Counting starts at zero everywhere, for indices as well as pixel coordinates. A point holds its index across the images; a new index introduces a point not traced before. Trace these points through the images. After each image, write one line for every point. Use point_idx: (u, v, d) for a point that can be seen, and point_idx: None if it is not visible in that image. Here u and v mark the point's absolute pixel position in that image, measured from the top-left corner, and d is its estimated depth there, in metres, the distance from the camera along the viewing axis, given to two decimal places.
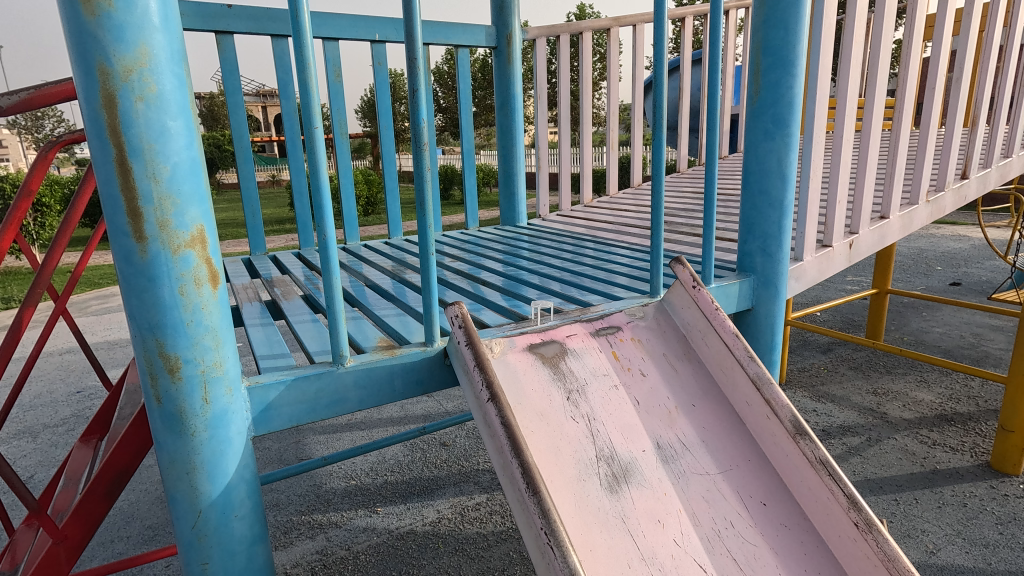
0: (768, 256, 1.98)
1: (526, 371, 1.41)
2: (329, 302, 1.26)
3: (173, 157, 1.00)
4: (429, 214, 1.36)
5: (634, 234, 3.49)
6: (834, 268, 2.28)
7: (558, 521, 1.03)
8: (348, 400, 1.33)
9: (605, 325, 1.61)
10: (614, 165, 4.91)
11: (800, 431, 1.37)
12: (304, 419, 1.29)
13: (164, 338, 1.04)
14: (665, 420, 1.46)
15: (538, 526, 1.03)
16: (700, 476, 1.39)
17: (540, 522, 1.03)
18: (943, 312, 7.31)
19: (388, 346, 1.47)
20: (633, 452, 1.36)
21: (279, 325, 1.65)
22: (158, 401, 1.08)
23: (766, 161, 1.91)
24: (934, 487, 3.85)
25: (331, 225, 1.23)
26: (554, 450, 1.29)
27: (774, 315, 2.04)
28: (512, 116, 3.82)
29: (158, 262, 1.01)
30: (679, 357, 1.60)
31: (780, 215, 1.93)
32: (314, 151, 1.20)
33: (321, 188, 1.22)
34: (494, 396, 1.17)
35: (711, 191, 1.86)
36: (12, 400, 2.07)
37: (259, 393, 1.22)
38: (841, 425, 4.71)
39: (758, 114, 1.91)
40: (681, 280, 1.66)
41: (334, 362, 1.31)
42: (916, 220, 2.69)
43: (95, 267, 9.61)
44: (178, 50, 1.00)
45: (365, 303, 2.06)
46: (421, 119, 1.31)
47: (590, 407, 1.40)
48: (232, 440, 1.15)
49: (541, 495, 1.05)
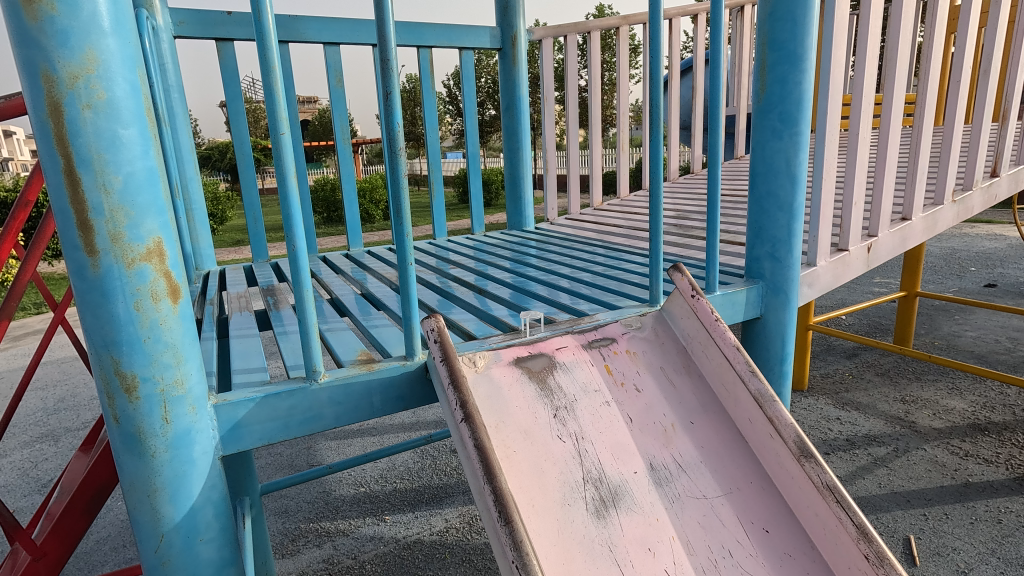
0: (777, 261, 1.87)
1: (512, 387, 1.34)
2: (301, 315, 1.21)
3: (126, 167, 0.96)
4: (406, 221, 1.29)
5: (644, 237, 3.39)
6: (851, 274, 2.15)
7: (530, 553, 0.95)
8: (323, 417, 1.27)
9: (599, 337, 1.52)
10: (626, 168, 4.81)
11: (805, 453, 1.26)
12: (276, 436, 1.23)
13: (119, 355, 1.00)
14: (661, 438, 1.37)
15: (510, 559, 0.95)
16: (697, 500, 1.29)
17: (511, 555, 0.95)
18: (976, 315, 7.01)
19: (368, 358, 1.41)
20: (624, 474, 1.28)
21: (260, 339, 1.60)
22: (116, 421, 1.03)
23: (774, 162, 1.81)
24: (965, 502, 3.65)
25: (301, 234, 1.18)
26: (537, 473, 1.22)
27: (784, 324, 1.93)
28: (518, 118, 3.75)
29: (112, 276, 0.97)
30: (677, 370, 1.51)
31: (790, 218, 1.82)
32: (280, 158, 1.15)
33: (288, 196, 1.17)
34: (469, 417, 1.10)
35: (714, 194, 1.77)
36: (15, 402, 2.04)
37: (226, 410, 1.17)
38: (867, 435, 4.52)
39: (765, 113, 1.81)
40: (680, 288, 1.57)
41: (308, 378, 1.26)
42: (942, 223, 2.53)
43: None
44: (132, 55, 0.96)
45: (357, 313, 2.01)
46: (395, 124, 1.25)
47: (578, 426, 1.32)
48: (196, 460, 1.10)
49: (513, 525, 0.97)
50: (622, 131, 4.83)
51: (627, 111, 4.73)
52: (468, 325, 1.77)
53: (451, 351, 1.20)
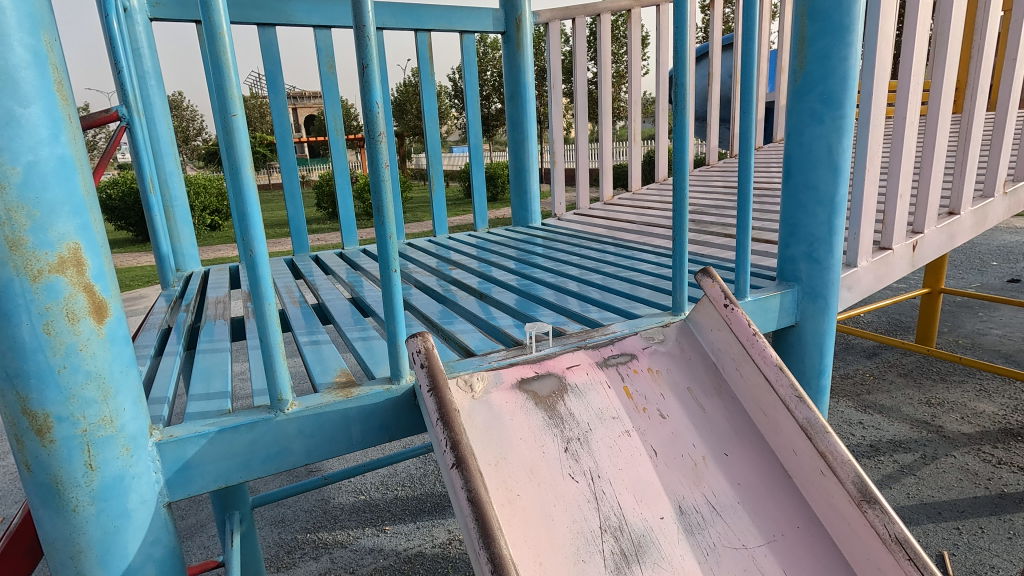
0: (815, 262, 1.66)
1: (514, 416, 1.14)
2: (262, 333, 1.01)
3: (26, 155, 0.76)
4: (389, 220, 1.08)
5: (658, 234, 3.17)
6: (894, 276, 1.93)
7: None
8: (292, 452, 1.07)
9: (616, 353, 1.32)
10: (638, 160, 4.58)
11: (867, 496, 1.05)
12: (235, 477, 1.04)
13: (27, 391, 0.81)
14: (691, 475, 1.16)
15: None
16: (735, 552, 1.08)
17: None
18: (1001, 313, 6.73)
19: (348, 379, 1.21)
20: (648, 520, 1.07)
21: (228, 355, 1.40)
22: (27, 469, 0.84)
23: (814, 149, 1.59)
24: (1002, 514, 3.42)
25: (259, 238, 0.98)
26: (544, 523, 1.01)
27: (822, 333, 1.71)
28: (523, 107, 3.53)
29: (12, 292, 0.78)
30: (706, 391, 1.30)
31: (830, 214, 1.61)
32: (231, 145, 0.94)
33: (244, 192, 0.96)
34: (461, 462, 0.89)
35: (745, 186, 1.55)
36: None
37: (172, 449, 0.98)
38: (891, 440, 4.29)
39: (803, 94, 1.59)
40: (709, 296, 1.36)
41: (273, 408, 1.06)
42: (992, 218, 2.30)
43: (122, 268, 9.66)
44: (34, 12, 0.76)
45: (343, 323, 1.80)
46: (373, 104, 1.04)
47: (594, 461, 1.12)
48: (131, 512, 0.91)
49: None
50: (634, 121, 4.60)
51: (639, 100, 4.50)
52: (466, 336, 1.56)
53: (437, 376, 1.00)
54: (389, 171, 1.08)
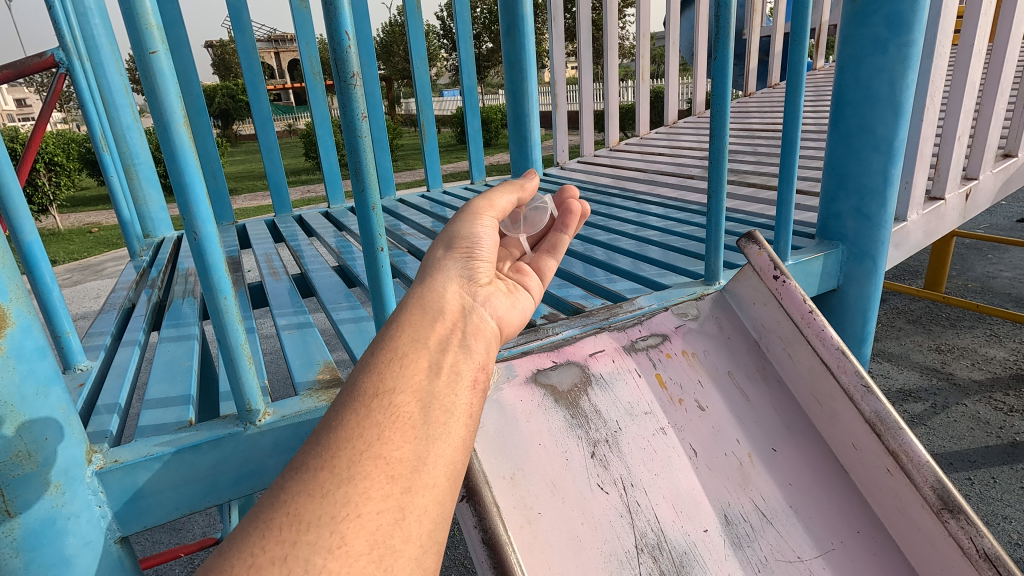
0: (864, 218, 1.45)
1: (530, 418, 0.96)
2: (221, 333, 0.82)
3: None
4: (372, 186, 0.87)
5: (672, 181, 2.92)
6: (943, 229, 1.74)
7: None
8: (267, 471, 0.90)
9: (644, 335, 1.14)
10: (644, 100, 4.24)
11: (950, 505, 0.89)
12: (199, 503, 0.88)
13: None
14: (736, 479, 1.00)
15: None
16: (790, 564, 0.92)
17: None
18: (1011, 255, 6.53)
19: (333, 375, 1.05)
20: (690, 535, 0.91)
21: (192, 349, 1.24)
22: None
23: (874, 85, 1.35)
24: (1015, 464, 3.12)
25: (205, 209, 0.76)
26: (571, 549, 0.85)
27: (868, 297, 1.52)
28: (520, 42, 2.95)
29: None
30: (750, 376, 1.13)
31: (887, 160, 1.39)
32: (152, 93, 0.70)
33: (180, 154, 0.74)
34: (480, 509, 0.78)
35: (792, 132, 1.34)
36: None
37: (117, 478, 0.81)
38: (901, 388, 3.92)
39: (865, 17, 1.33)
40: (755, 265, 1.18)
41: (241, 421, 0.89)
42: (1014, 183, 2.26)
43: (91, 223, 9.12)
44: None
45: (326, 299, 1.59)
46: (342, 35, 0.80)
47: (625, 467, 0.95)
48: (72, 559, 0.75)
49: None
50: (639, 61, 4.25)
51: (647, 34, 4.13)
52: None
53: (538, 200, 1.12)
54: (368, 123, 0.85)
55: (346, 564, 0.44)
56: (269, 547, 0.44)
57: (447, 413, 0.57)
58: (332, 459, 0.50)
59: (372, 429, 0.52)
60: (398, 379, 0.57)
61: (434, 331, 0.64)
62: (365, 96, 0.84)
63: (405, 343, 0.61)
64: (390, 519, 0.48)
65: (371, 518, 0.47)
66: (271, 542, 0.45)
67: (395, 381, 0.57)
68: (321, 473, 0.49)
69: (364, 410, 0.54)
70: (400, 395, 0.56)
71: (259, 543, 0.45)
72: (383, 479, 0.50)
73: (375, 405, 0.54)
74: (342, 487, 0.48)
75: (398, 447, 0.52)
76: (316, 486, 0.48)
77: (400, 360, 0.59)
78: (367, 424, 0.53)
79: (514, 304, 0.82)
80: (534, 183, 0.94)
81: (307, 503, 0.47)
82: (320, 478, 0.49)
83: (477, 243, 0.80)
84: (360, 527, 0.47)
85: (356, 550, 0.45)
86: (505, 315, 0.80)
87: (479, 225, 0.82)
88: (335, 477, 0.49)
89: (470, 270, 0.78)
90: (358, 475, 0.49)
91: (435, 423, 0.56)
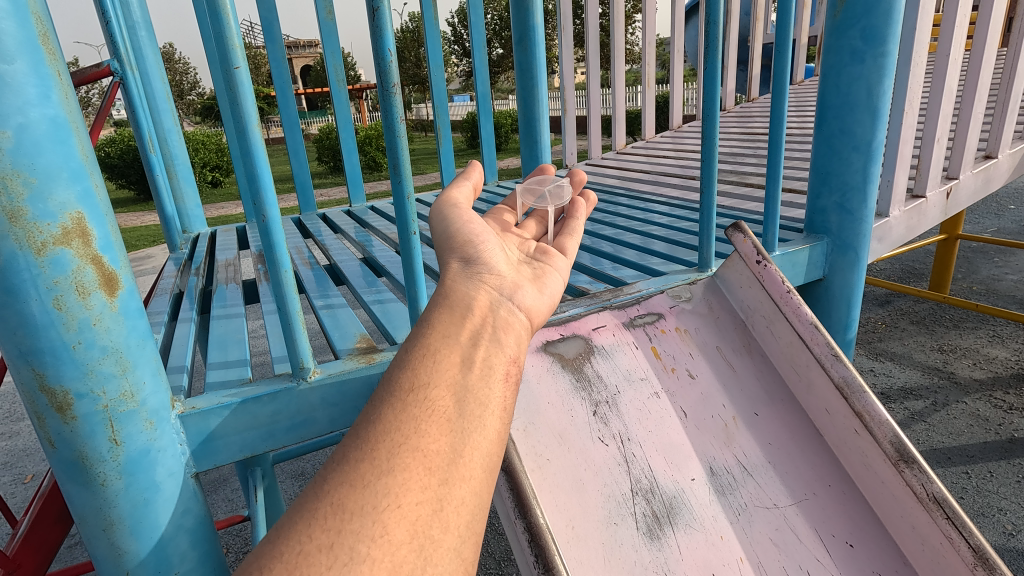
0: (846, 213, 1.58)
1: (540, 379, 1.11)
2: (280, 300, 0.97)
3: (15, 118, 0.69)
4: (407, 178, 1.01)
5: (676, 182, 3.06)
6: (926, 225, 1.87)
7: (551, 543, 0.83)
8: (316, 421, 1.07)
9: (642, 313, 1.29)
10: (651, 106, 4.39)
11: (905, 457, 1.02)
12: (260, 447, 1.04)
13: (43, 368, 0.76)
14: (720, 436, 1.14)
15: (527, 551, 0.83)
16: (767, 510, 1.06)
17: (528, 545, 0.83)
18: (1018, 257, 6.58)
19: (368, 345, 1.21)
20: (679, 483, 1.05)
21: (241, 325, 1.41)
22: (51, 445, 0.81)
23: (852, 92, 1.49)
24: (1012, 459, 3.20)
25: (272, 197, 0.92)
26: (575, 489, 1.00)
27: (851, 286, 1.66)
28: (532, 51, 2.88)
29: (15, 265, 0.71)
30: (736, 350, 1.27)
31: (866, 160, 1.52)
32: (234, 101, 0.87)
33: (253, 150, 0.90)
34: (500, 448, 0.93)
35: (777, 134, 1.48)
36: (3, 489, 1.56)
37: (195, 421, 0.97)
38: (903, 387, 4.01)
39: (844, 30, 1.47)
40: (740, 252, 1.32)
41: (295, 377, 1.06)
42: (996, 182, 2.40)
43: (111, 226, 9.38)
44: None
45: (354, 285, 1.75)
46: (386, 53, 0.96)
47: (623, 424, 1.10)
48: (159, 485, 0.90)
49: (536, 525, 0.84)
50: (646, 68, 4.40)
51: (653, 42, 4.29)
52: None
53: (525, 183, 1.27)
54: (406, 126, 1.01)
55: (388, 552, 0.48)
56: (317, 532, 0.49)
57: (480, 406, 0.61)
58: (374, 452, 0.54)
59: (410, 424, 0.56)
60: (433, 377, 0.61)
61: (464, 328, 0.68)
62: (402, 103, 0.99)
63: (438, 342, 0.65)
64: (428, 509, 0.51)
65: (411, 508, 0.51)
66: (319, 527, 0.49)
67: (430, 377, 0.61)
68: (362, 465, 0.53)
69: (401, 406, 0.58)
70: (435, 393, 0.60)
71: (309, 527, 0.49)
72: (422, 472, 0.53)
73: (411, 400, 0.58)
74: (384, 477, 0.52)
75: (435, 440, 0.56)
76: (357, 476, 0.52)
77: (434, 358, 0.63)
78: (405, 419, 0.57)
79: (542, 291, 0.85)
80: (477, 169, 1.02)
81: (350, 491, 0.51)
82: (361, 471, 0.53)
83: (474, 235, 0.86)
84: (401, 516, 0.50)
85: (398, 539, 0.49)
86: (534, 306, 0.82)
87: (466, 220, 0.89)
88: (376, 469, 0.53)
89: (488, 270, 0.81)
90: (397, 467, 0.53)
91: (468, 417, 0.60)
